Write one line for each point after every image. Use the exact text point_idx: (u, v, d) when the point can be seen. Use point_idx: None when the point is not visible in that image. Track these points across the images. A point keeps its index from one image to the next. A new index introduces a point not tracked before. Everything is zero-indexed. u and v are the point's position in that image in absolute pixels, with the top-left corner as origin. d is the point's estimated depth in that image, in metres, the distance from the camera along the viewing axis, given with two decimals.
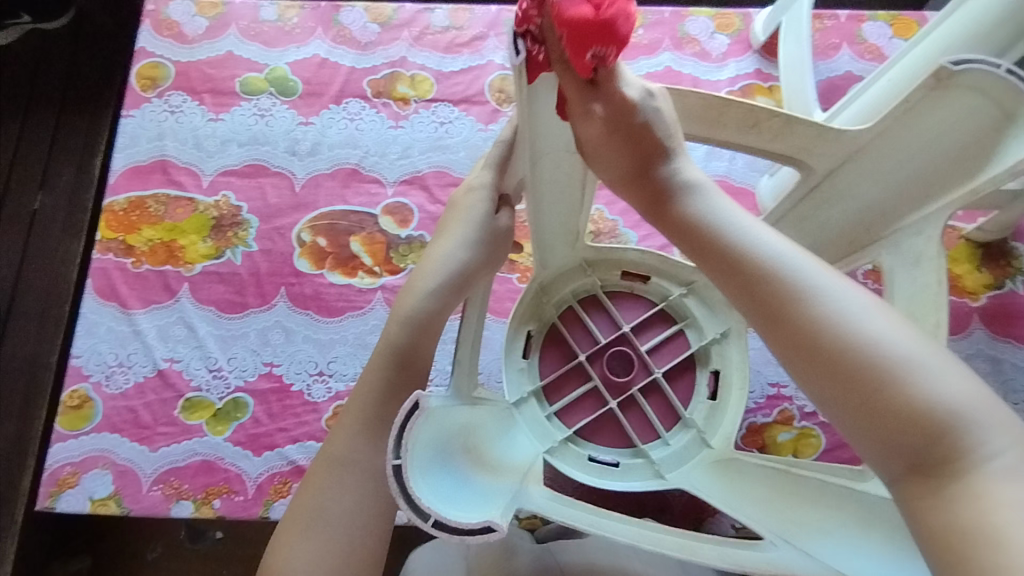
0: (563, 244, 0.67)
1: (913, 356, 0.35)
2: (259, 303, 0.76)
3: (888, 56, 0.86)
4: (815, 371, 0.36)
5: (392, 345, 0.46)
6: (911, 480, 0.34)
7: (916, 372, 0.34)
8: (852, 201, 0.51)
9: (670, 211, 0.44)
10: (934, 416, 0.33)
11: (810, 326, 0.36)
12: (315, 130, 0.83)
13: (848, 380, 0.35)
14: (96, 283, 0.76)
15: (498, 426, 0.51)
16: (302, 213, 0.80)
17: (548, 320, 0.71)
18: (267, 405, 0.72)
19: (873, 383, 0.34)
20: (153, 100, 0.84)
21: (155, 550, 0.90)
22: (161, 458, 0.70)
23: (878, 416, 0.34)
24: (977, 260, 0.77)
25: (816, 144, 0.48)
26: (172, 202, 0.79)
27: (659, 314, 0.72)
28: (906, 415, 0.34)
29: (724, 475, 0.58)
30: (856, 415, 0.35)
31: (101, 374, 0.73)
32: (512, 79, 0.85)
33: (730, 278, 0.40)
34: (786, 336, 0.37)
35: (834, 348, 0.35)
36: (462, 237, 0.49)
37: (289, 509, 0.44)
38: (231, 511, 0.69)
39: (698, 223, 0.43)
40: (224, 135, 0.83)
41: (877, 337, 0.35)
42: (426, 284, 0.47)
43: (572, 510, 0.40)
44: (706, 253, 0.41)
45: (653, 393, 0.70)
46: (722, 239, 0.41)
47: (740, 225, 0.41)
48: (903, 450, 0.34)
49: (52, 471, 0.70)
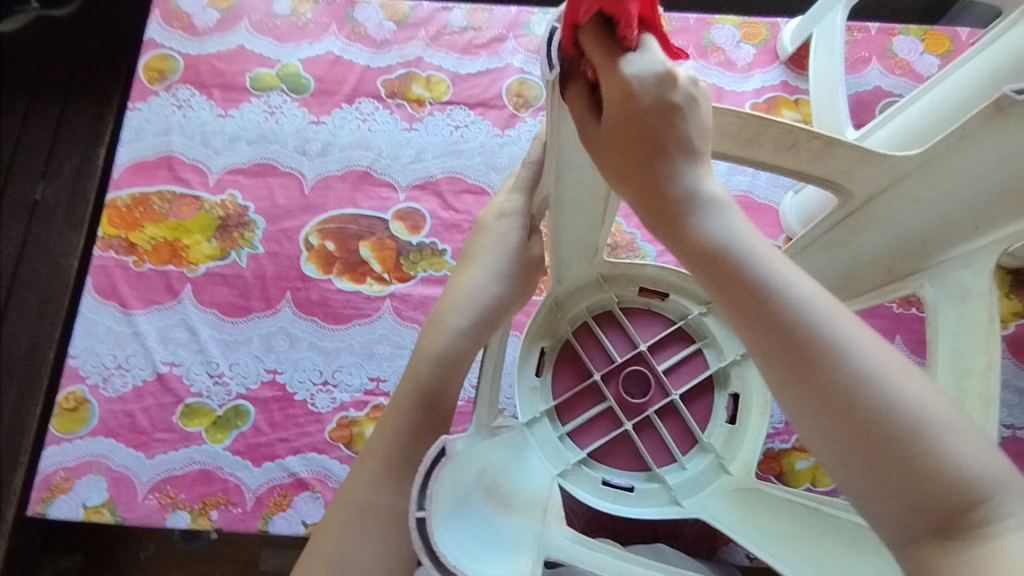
0: (581, 259, 0.64)
1: (941, 418, 0.32)
2: (264, 307, 0.74)
3: (919, 72, 0.83)
4: (838, 425, 0.33)
5: (421, 384, 0.44)
6: (927, 546, 0.31)
7: (942, 434, 0.31)
8: (895, 228, 0.48)
9: (682, 225, 0.39)
10: (959, 483, 0.31)
11: (833, 377, 0.33)
12: (327, 130, 0.81)
13: (865, 430, 0.32)
14: (97, 281, 0.74)
15: (513, 452, 0.51)
16: (310, 215, 0.77)
17: (562, 336, 0.68)
18: (269, 414, 0.70)
19: (898, 441, 0.31)
20: (160, 93, 0.81)
21: (147, 550, 0.88)
22: (157, 466, 0.68)
23: (901, 476, 0.31)
24: (1007, 286, 0.74)
25: (857, 167, 0.45)
26: (176, 199, 0.77)
27: (677, 333, 0.70)
28: (929, 479, 0.31)
29: (744, 504, 0.57)
30: (874, 476, 0.32)
31: (98, 376, 0.71)
32: (531, 84, 0.83)
33: (739, 303, 0.36)
34: (800, 376, 0.34)
35: (861, 402, 0.32)
36: (493, 269, 0.48)
37: (306, 553, 0.42)
38: (228, 523, 0.66)
39: (705, 238, 0.38)
40: (232, 132, 0.80)
41: (904, 394, 0.32)
42: (456, 319, 0.46)
43: (594, 553, 0.39)
44: (712, 272, 0.37)
45: (669, 415, 0.67)
46: (745, 267, 0.36)
47: (761, 254, 0.37)
48: (924, 511, 0.31)
49: (45, 475, 0.67)
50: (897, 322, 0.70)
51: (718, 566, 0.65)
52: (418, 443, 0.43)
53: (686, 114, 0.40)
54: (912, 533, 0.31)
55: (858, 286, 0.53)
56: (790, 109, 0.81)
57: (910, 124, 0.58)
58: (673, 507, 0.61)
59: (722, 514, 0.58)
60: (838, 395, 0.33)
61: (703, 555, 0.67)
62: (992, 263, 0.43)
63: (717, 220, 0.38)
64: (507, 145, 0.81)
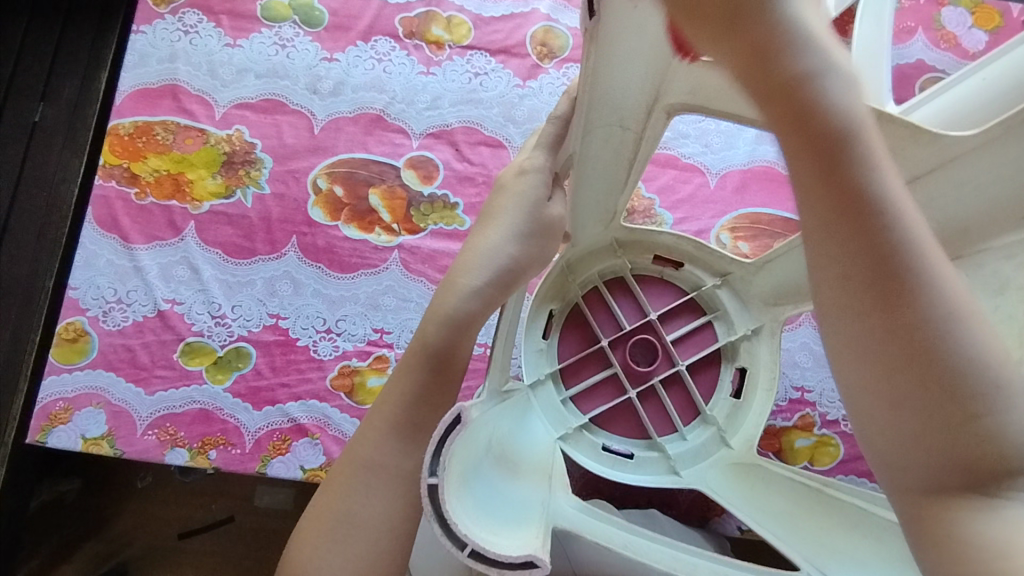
0: (596, 222, 0.62)
1: (1008, 382, 0.29)
2: (269, 250, 0.72)
3: (965, 48, 0.79)
4: (901, 367, 0.30)
5: (428, 346, 0.43)
6: (950, 504, 0.29)
7: (1007, 399, 0.29)
8: (935, 214, 0.46)
9: (793, 95, 0.31)
10: (1009, 451, 0.29)
11: (916, 318, 0.29)
12: (340, 68, 0.77)
13: (925, 375, 0.29)
14: (98, 212, 0.72)
15: (517, 415, 0.51)
16: (319, 157, 0.74)
17: (572, 299, 0.67)
18: (270, 358, 0.69)
19: (964, 398, 0.29)
20: (165, 16, 0.77)
21: (145, 479, 0.89)
22: (157, 403, 0.67)
23: (951, 430, 0.29)
24: None
25: (906, 146, 0.43)
26: (181, 131, 0.74)
27: (688, 304, 0.68)
28: (981, 443, 0.29)
29: (743, 480, 0.57)
30: (924, 428, 0.29)
31: (98, 309, 0.69)
32: (557, 33, 0.78)
33: (835, 207, 0.31)
34: (885, 306, 0.30)
35: (935, 350, 0.29)
36: (510, 230, 0.45)
37: (315, 506, 0.42)
38: (227, 463, 0.66)
39: (820, 122, 0.31)
40: (241, 64, 0.76)
41: (979, 352, 0.29)
42: (470, 279, 0.44)
43: (600, 524, 0.41)
44: (815, 162, 0.31)
45: (674, 385, 0.67)
46: (852, 165, 0.31)
47: (872, 158, 0.31)
48: (955, 466, 0.29)
49: (44, 404, 0.67)
50: None
51: (711, 535, 0.66)
52: (425, 403, 0.43)
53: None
54: (931, 483, 0.30)
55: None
56: None
57: (952, 104, 0.56)
58: (671, 476, 0.62)
59: (722, 489, 0.58)
60: (915, 337, 0.29)
61: (695, 523, 0.68)
62: None
63: (838, 93, 0.31)
64: (528, 97, 0.77)
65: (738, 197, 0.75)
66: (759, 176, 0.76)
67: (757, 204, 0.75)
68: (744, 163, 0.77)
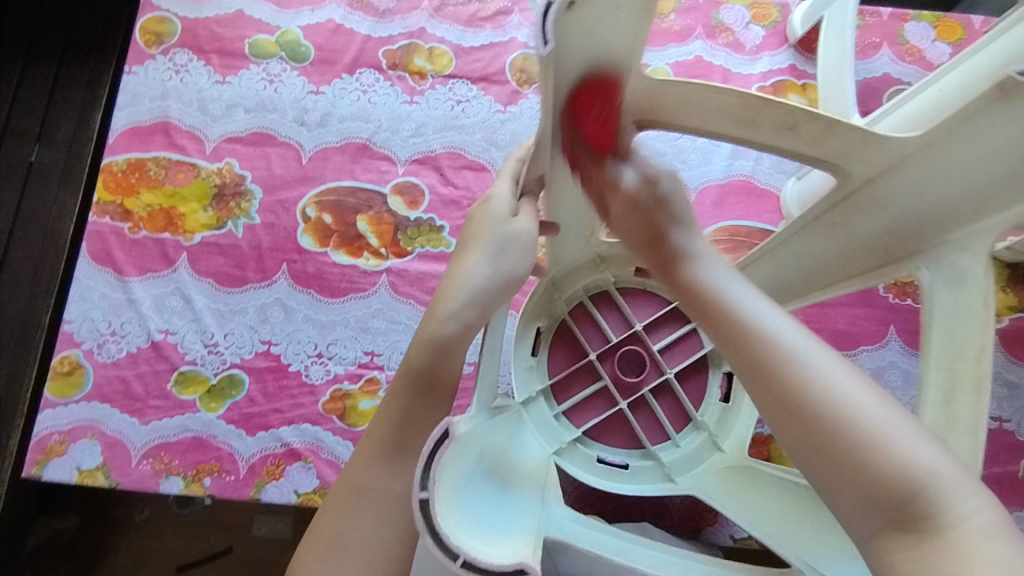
0: (577, 240, 0.63)
1: (890, 425, 0.33)
2: (260, 278, 0.73)
3: (929, 60, 0.82)
4: (794, 426, 0.35)
5: (413, 370, 0.44)
6: (884, 536, 0.32)
7: (891, 438, 0.33)
8: (894, 213, 0.48)
9: (674, 272, 0.45)
10: (908, 480, 0.32)
11: (784, 383, 0.35)
12: (326, 100, 0.79)
13: (816, 431, 0.34)
14: (92, 247, 0.73)
15: (508, 430, 0.52)
16: (308, 186, 0.77)
17: (558, 315, 0.69)
18: (263, 384, 0.70)
19: (852, 440, 0.33)
20: (157, 57, 0.80)
21: (142, 512, 0.89)
22: (152, 432, 0.68)
23: (854, 474, 0.33)
24: (1004, 281, 0.75)
25: (859, 149, 0.45)
26: (173, 166, 0.76)
27: (673, 313, 0.69)
28: (886, 482, 0.32)
29: (735, 483, 0.58)
30: (833, 475, 0.34)
31: (93, 342, 0.70)
32: (535, 59, 0.81)
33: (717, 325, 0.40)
34: (769, 390, 0.36)
35: (819, 408, 0.34)
36: (489, 253, 0.45)
37: (310, 532, 0.43)
38: (221, 490, 0.67)
39: (694, 285, 0.43)
40: (230, 99, 0.79)
41: (863, 401, 0.34)
42: (459, 298, 0.44)
43: (593, 536, 0.43)
44: (700, 306, 0.42)
45: (665, 394, 0.67)
46: (718, 302, 0.41)
47: (734, 291, 0.41)
48: (875, 505, 0.32)
49: (40, 438, 0.68)
50: (892, 312, 0.74)
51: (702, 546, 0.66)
52: (413, 424, 0.44)
53: (674, 192, 0.46)
54: (868, 526, 0.33)
55: (852, 269, 0.53)
56: (797, 93, 0.79)
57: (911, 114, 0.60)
58: (667, 484, 0.62)
59: (713, 490, 0.59)
60: (799, 404, 0.35)
61: (688, 534, 0.68)
62: (988, 248, 0.44)
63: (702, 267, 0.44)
64: (509, 121, 0.80)
65: (717, 211, 0.77)
66: (736, 189, 0.78)
67: (736, 217, 0.77)
68: (722, 178, 0.78)
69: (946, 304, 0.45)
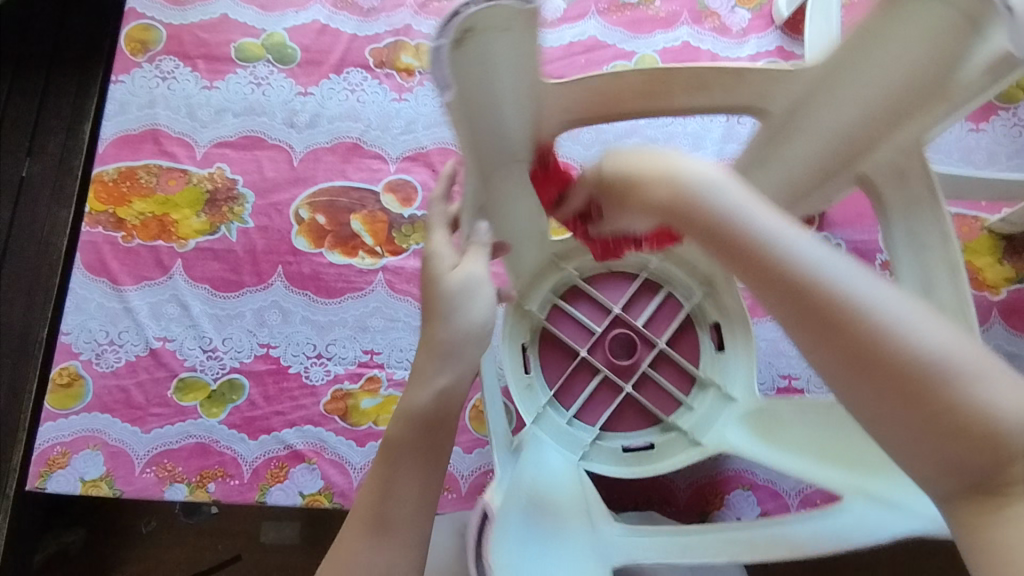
0: (529, 248, 0.62)
1: (980, 370, 0.31)
2: (256, 282, 0.73)
3: None
4: (895, 402, 0.31)
5: (399, 443, 0.42)
6: (970, 502, 0.32)
7: (986, 391, 0.31)
8: (821, 134, 0.48)
9: (723, 237, 0.36)
10: (1011, 438, 0.30)
11: (895, 356, 0.31)
12: (315, 101, 0.79)
13: (915, 403, 0.31)
14: (86, 257, 0.73)
15: (539, 455, 0.57)
16: (300, 188, 0.76)
17: (537, 324, 0.68)
18: (263, 387, 0.70)
19: (953, 406, 0.31)
20: (143, 65, 0.80)
21: (149, 523, 0.89)
22: (154, 440, 0.68)
23: (953, 438, 0.31)
24: (999, 252, 0.75)
25: (769, 87, 0.47)
26: (164, 173, 0.76)
27: (645, 284, 0.69)
28: (990, 448, 0.31)
29: (760, 427, 0.56)
30: (929, 445, 0.31)
31: (91, 352, 0.70)
32: None
33: (792, 299, 0.33)
34: (864, 367, 0.32)
35: (928, 382, 0.31)
36: (458, 309, 0.44)
37: None
38: (226, 495, 0.67)
39: (751, 248, 0.35)
40: (218, 104, 0.79)
41: (959, 354, 0.31)
42: (435, 364, 0.43)
43: (643, 539, 0.49)
44: (763, 273, 0.34)
45: (663, 362, 0.68)
46: (788, 267, 0.33)
47: (802, 249, 0.34)
48: (963, 471, 0.31)
49: (42, 450, 0.67)
50: None
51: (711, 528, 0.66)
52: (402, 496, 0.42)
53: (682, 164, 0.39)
54: (951, 490, 0.32)
55: (801, 190, 0.53)
56: None
57: None
58: (695, 448, 0.60)
59: (742, 441, 0.56)
60: (912, 382, 0.31)
61: (696, 519, 0.68)
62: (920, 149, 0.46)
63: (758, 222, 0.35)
64: None
65: None
66: None
67: None
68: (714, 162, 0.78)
69: (898, 200, 0.48)
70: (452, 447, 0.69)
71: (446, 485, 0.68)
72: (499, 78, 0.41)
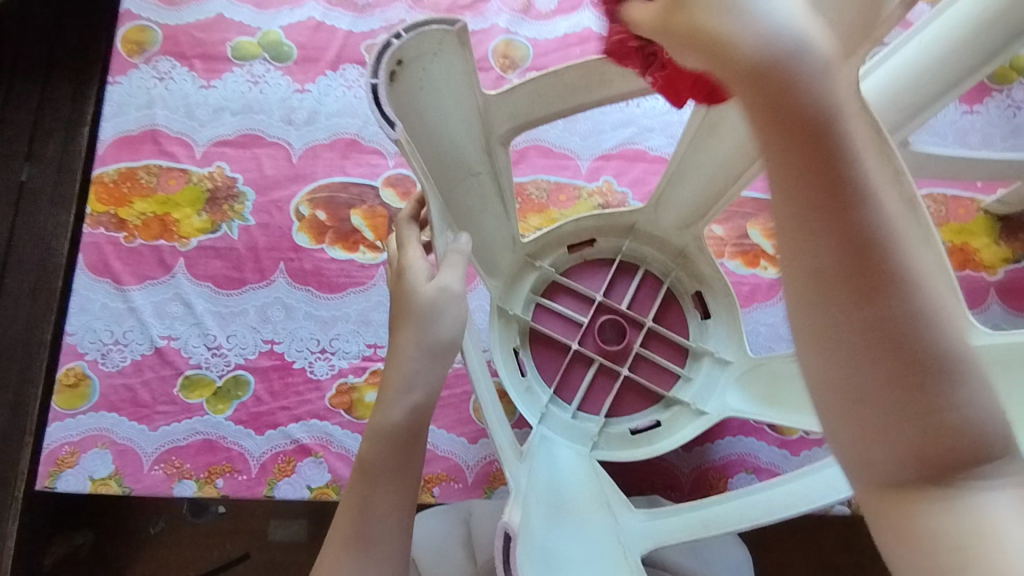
0: (504, 254, 0.64)
1: (976, 360, 0.24)
2: (258, 279, 0.74)
3: (910, 19, 0.82)
4: (871, 348, 0.23)
5: (372, 465, 0.45)
6: (911, 492, 0.24)
7: (977, 386, 0.24)
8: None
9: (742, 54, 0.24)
10: (982, 441, 0.24)
11: (884, 290, 0.23)
12: (312, 98, 0.80)
13: (891, 355, 0.23)
14: (89, 258, 0.73)
15: (545, 457, 0.56)
16: (300, 184, 0.77)
17: (524, 326, 0.67)
18: (268, 383, 0.71)
19: (934, 378, 0.23)
20: (140, 65, 0.80)
21: (157, 524, 0.90)
22: (162, 437, 0.69)
23: (928, 418, 0.23)
24: (995, 233, 0.76)
25: None
26: (164, 173, 0.76)
27: (621, 267, 0.70)
28: (960, 448, 0.24)
29: (767, 391, 0.59)
30: (895, 411, 0.24)
31: (96, 352, 0.71)
32: (517, 44, 0.82)
33: (796, 164, 0.24)
34: (844, 284, 0.24)
35: (913, 348, 0.23)
36: (430, 313, 0.45)
37: None
38: (235, 490, 0.68)
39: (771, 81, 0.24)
40: (216, 103, 0.79)
41: (956, 328, 0.24)
42: (411, 362, 0.45)
43: (666, 523, 0.49)
44: (776, 123, 0.24)
45: (652, 340, 0.69)
46: (812, 121, 0.23)
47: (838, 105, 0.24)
48: (920, 458, 0.24)
49: (51, 450, 0.68)
50: None
51: None
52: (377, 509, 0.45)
53: None
54: (901, 475, 0.24)
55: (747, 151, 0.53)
56: None
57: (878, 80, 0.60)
58: (703, 417, 0.62)
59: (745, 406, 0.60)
60: (896, 343, 0.23)
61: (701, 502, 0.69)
62: None
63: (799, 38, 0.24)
64: None
65: None
66: None
67: None
68: None
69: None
70: (456, 437, 0.70)
71: (452, 475, 0.69)
72: (438, 90, 0.45)
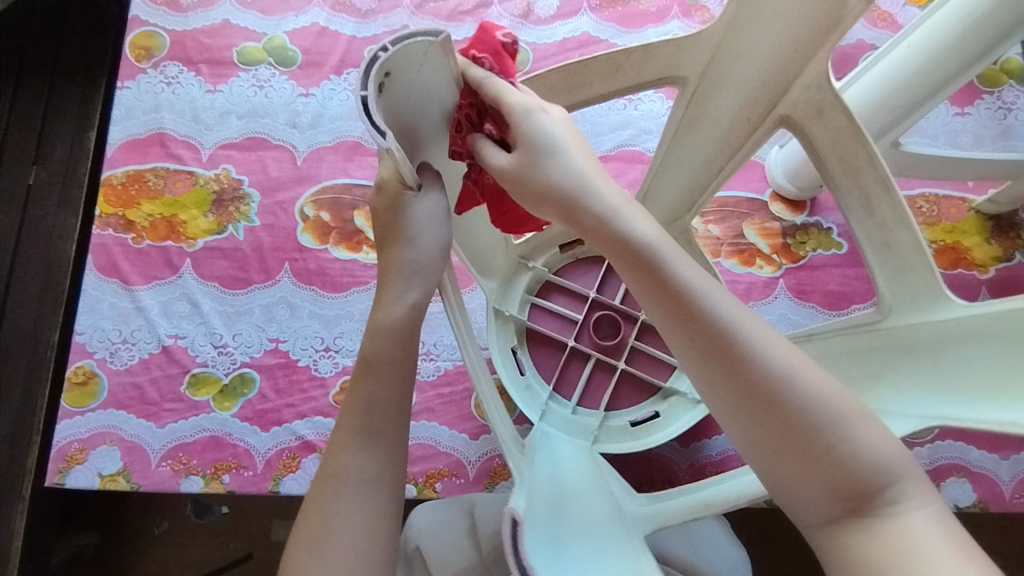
0: (497, 252, 0.64)
1: (848, 411, 0.34)
2: (263, 278, 0.75)
3: (902, 24, 0.84)
4: (761, 423, 0.34)
5: (374, 360, 0.44)
6: (844, 529, 0.33)
7: (851, 430, 0.34)
8: (739, 85, 0.50)
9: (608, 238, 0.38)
10: (874, 472, 0.33)
11: (755, 376, 0.34)
12: (316, 102, 0.81)
13: (782, 426, 0.34)
14: (97, 259, 0.75)
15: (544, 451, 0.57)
16: (305, 186, 0.78)
17: (520, 326, 0.69)
18: (273, 380, 0.72)
19: (818, 435, 0.33)
20: (148, 70, 0.82)
21: (162, 525, 0.91)
22: (169, 434, 0.70)
23: (820, 461, 0.33)
24: (987, 232, 0.77)
25: (678, 55, 0.49)
26: (171, 176, 0.78)
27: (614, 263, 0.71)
28: (856, 479, 0.33)
29: None
30: (799, 467, 0.34)
31: (105, 351, 0.72)
32: None
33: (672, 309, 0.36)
34: (732, 381, 0.35)
35: (799, 413, 0.34)
36: (415, 243, 0.45)
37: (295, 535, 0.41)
38: (240, 485, 0.69)
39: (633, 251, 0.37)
40: (222, 107, 0.81)
41: (823, 390, 0.34)
42: (397, 289, 0.45)
43: (666, 509, 0.49)
44: (650, 280, 0.37)
45: (648, 333, 0.70)
46: (671, 280, 0.36)
47: (681, 265, 0.37)
48: (835, 495, 0.33)
49: (60, 447, 0.69)
50: None
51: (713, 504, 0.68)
52: (381, 410, 0.43)
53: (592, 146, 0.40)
54: (829, 516, 0.33)
55: (734, 143, 0.54)
56: None
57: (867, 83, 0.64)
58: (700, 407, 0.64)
59: None
60: (779, 410, 0.34)
61: None
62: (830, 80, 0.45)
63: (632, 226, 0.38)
64: None
65: None
66: None
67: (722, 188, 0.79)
68: None
69: (823, 132, 0.47)
70: (457, 433, 0.71)
71: (453, 471, 0.70)
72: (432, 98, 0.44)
